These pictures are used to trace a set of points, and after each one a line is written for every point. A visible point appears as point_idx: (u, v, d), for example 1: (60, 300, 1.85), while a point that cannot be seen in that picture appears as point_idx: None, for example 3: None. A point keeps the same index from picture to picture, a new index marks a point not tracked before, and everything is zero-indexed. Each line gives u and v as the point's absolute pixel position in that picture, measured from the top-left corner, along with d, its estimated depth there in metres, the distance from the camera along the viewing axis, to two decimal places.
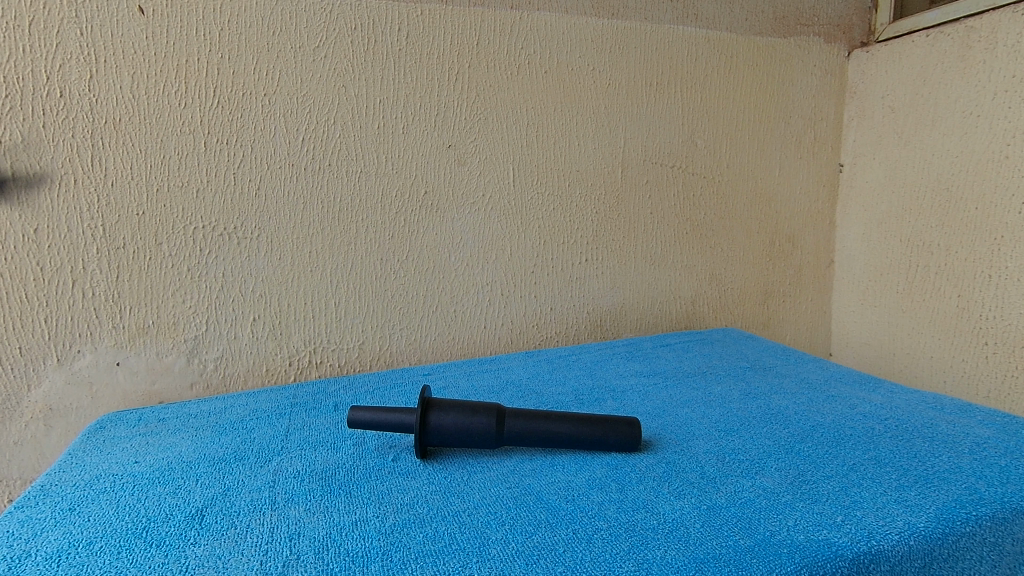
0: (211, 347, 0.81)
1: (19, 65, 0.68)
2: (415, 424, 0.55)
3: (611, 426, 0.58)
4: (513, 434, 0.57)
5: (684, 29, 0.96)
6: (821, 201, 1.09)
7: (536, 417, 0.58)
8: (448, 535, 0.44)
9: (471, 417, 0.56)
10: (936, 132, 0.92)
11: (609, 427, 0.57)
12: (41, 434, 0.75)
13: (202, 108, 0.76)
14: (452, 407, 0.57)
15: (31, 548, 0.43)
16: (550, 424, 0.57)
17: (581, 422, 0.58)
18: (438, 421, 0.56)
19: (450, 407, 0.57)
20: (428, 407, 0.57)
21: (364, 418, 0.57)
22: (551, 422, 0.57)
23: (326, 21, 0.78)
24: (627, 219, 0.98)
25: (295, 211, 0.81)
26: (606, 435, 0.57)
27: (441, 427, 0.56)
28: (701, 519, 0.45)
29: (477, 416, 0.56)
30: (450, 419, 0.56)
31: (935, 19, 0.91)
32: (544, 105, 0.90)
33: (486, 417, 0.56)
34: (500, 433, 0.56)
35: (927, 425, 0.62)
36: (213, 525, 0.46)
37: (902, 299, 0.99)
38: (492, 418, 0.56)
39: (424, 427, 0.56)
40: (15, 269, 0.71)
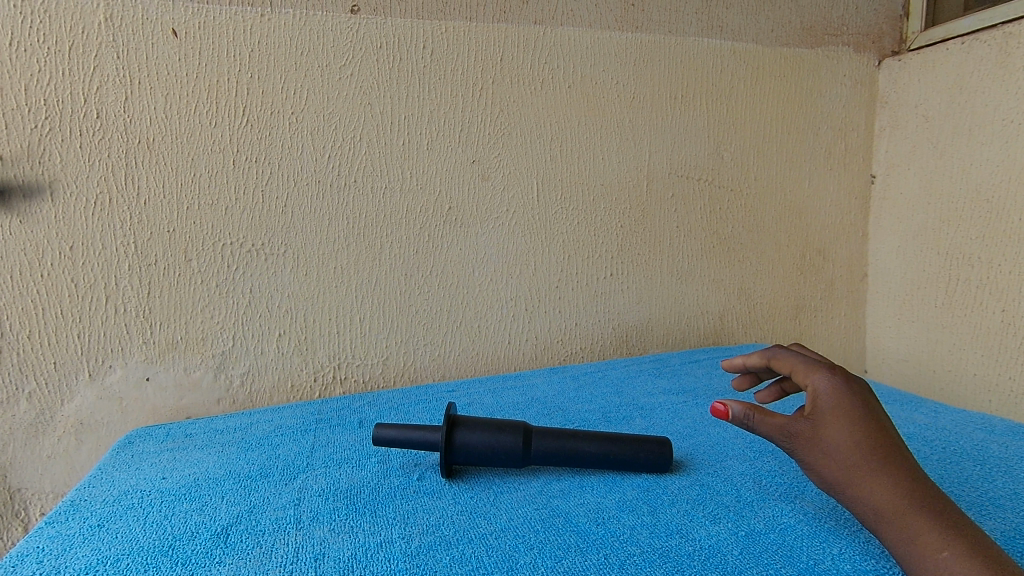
0: (238, 362, 0.81)
1: (59, 88, 0.70)
2: (440, 443, 0.54)
3: (642, 445, 0.56)
4: (540, 453, 0.56)
5: (710, 41, 0.95)
6: (853, 213, 1.06)
7: (563, 436, 0.56)
8: (476, 559, 0.43)
9: (498, 435, 0.55)
10: (974, 141, 0.89)
11: (639, 447, 0.56)
12: (73, 448, 0.76)
13: (233, 127, 0.77)
14: (479, 425, 0.56)
15: (60, 565, 0.43)
16: (578, 443, 0.56)
17: (610, 441, 0.56)
18: (464, 439, 0.55)
19: (476, 424, 0.56)
20: (454, 424, 0.56)
21: (389, 435, 0.56)
22: (580, 441, 0.56)
23: (352, 40, 0.79)
24: (652, 232, 0.96)
25: (321, 228, 0.81)
26: (637, 455, 0.55)
27: (467, 445, 0.55)
28: (739, 546, 0.44)
29: (504, 434, 0.55)
30: (476, 437, 0.55)
31: (971, 26, 0.89)
32: (568, 119, 0.90)
33: (513, 436, 0.55)
34: (527, 452, 0.55)
35: (976, 448, 0.59)
36: (239, 544, 0.46)
37: (941, 314, 0.96)
38: (519, 437, 0.55)
39: (450, 445, 0.55)
40: (51, 285, 0.73)
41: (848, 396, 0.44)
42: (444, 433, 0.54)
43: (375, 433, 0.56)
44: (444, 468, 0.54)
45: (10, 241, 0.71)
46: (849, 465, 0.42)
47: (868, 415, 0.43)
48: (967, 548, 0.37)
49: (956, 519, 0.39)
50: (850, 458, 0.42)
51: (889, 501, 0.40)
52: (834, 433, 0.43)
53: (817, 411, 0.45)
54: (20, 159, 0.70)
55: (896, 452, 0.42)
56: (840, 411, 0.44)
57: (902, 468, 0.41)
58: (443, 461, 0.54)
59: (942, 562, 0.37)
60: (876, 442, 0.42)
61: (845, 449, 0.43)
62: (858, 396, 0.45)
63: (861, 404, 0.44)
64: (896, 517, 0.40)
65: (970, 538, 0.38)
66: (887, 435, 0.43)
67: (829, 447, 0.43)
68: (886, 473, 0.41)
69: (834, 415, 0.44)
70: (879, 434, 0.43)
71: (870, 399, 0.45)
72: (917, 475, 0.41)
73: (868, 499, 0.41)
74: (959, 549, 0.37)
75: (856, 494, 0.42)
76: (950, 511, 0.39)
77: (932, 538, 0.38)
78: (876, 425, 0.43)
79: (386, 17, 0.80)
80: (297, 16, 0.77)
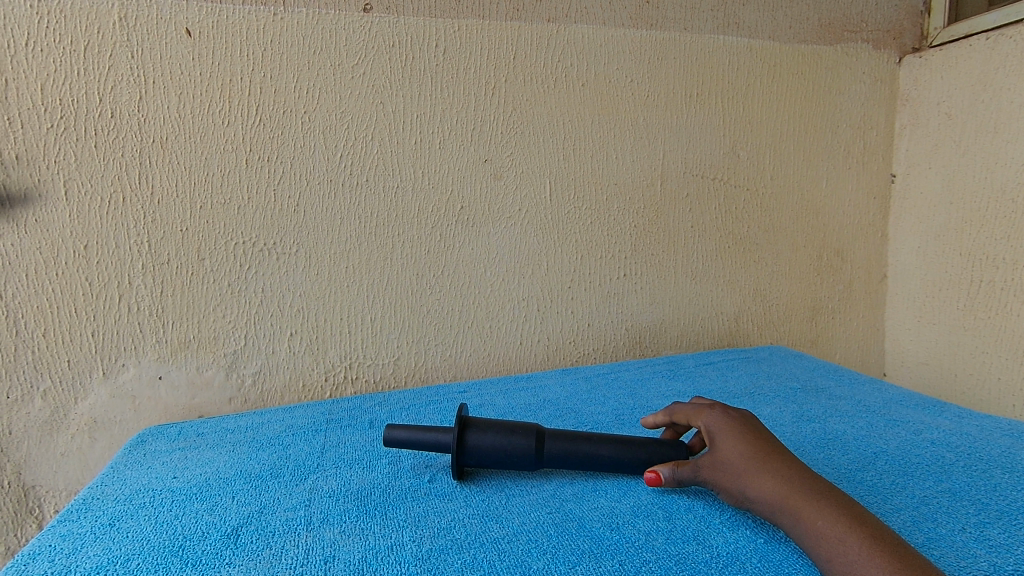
0: (250, 362, 0.81)
1: (74, 88, 0.71)
2: (452, 444, 0.54)
3: (656, 448, 0.55)
4: (553, 456, 0.55)
5: (726, 38, 0.93)
6: (872, 212, 1.04)
7: (576, 438, 0.55)
8: (488, 563, 0.42)
9: (510, 437, 0.54)
10: (998, 139, 0.87)
11: (654, 450, 0.55)
12: (86, 446, 0.76)
13: (246, 126, 0.77)
14: (491, 426, 0.55)
15: (71, 564, 0.43)
16: (591, 446, 0.55)
17: (625, 444, 0.55)
18: (476, 440, 0.54)
19: (488, 426, 0.55)
20: (466, 425, 0.55)
21: (400, 436, 0.56)
22: (593, 443, 0.55)
23: (365, 39, 0.79)
24: (667, 232, 0.95)
25: (333, 226, 0.81)
26: (651, 458, 0.54)
27: (478, 447, 0.54)
28: (759, 554, 0.43)
29: (516, 437, 0.54)
30: (488, 439, 0.54)
31: (995, 21, 0.87)
32: (581, 118, 0.89)
33: (525, 438, 0.54)
34: (540, 454, 0.54)
35: (1003, 455, 0.57)
36: (249, 545, 0.45)
37: (964, 317, 0.93)
38: (531, 439, 0.54)
39: (462, 447, 0.54)
40: (66, 284, 0.73)
41: (730, 420, 0.51)
42: (456, 434, 0.54)
43: (386, 433, 0.56)
44: (455, 469, 0.54)
45: (26, 240, 0.71)
46: (737, 470, 0.47)
47: (747, 429, 0.50)
48: (838, 511, 0.41)
49: (830, 492, 0.43)
50: (738, 463, 0.47)
51: (774, 490, 0.44)
52: (724, 446, 0.49)
53: (710, 436, 0.51)
54: (35, 158, 0.71)
55: (774, 450, 0.47)
56: (725, 431, 0.50)
57: (780, 461, 0.46)
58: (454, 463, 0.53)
59: (820, 528, 0.41)
60: (757, 447, 0.48)
61: (734, 458, 0.48)
62: (738, 419, 0.51)
63: (740, 423, 0.50)
64: (780, 501, 0.44)
65: (840, 504, 0.42)
66: (766, 440, 0.49)
67: (722, 458, 0.48)
68: (768, 466, 0.46)
69: (723, 434, 0.50)
70: (759, 440, 0.48)
71: (751, 421, 0.52)
72: (794, 465, 0.46)
73: (757, 493, 0.45)
74: (831, 513, 0.41)
75: (748, 491, 0.46)
76: (823, 488, 0.44)
77: (810, 510, 0.42)
78: (756, 435, 0.49)
79: (399, 16, 0.80)
80: (310, 15, 0.77)
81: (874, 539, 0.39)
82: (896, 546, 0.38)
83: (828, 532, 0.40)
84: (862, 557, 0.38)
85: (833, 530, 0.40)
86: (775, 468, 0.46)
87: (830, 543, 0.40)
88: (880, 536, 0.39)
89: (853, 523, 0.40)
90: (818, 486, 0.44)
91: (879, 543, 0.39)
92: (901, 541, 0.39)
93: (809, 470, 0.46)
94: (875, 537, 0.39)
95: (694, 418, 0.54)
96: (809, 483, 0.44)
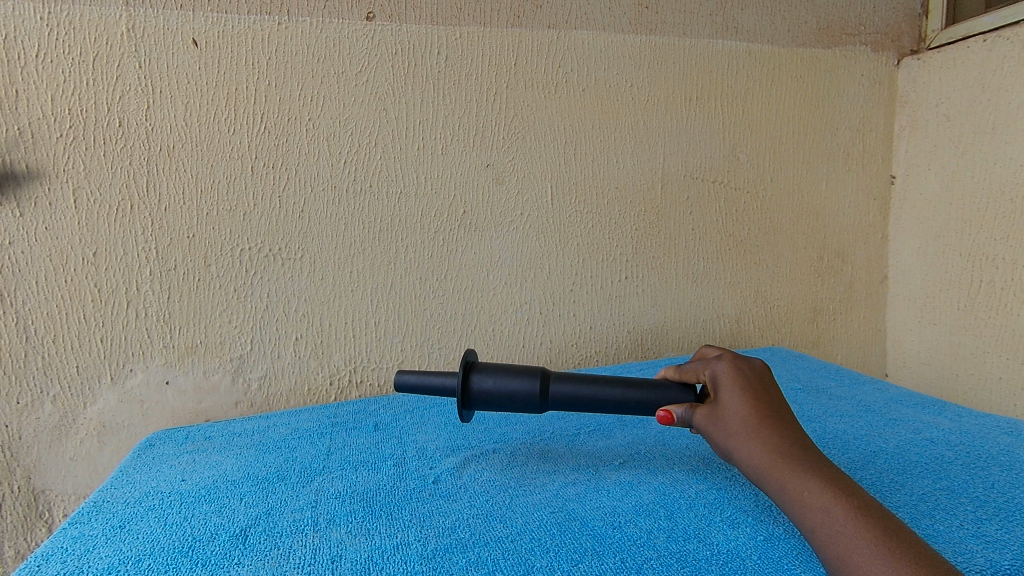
0: (256, 366, 0.82)
1: (83, 98, 0.72)
2: (457, 388, 0.54)
3: (664, 392, 0.55)
4: (559, 398, 0.55)
5: (725, 42, 0.94)
6: (872, 214, 1.05)
7: (583, 381, 0.56)
8: (492, 561, 0.43)
9: (515, 380, 0.54)
10: (997, 139, 0.87)
11: (663, 393, 0.55)
12: (95, 451, 0.77)
13: (251, 134, 0.78)
14: (496, 370, 0.55)
15: (83, 565, 0.44)
16: (598, 389, 0.56)
17: (632, 387, 0.56)
18: (481, 385, 0.55)
19: (493, 370, 0.55)
20: (472, 368, 0.56)
21: (408, 381, 0.57)
22: (600, 386, 0.56)
23: (368, 48, 0.80)
24: (668, 235, 0.96)
25: (337, 232, 0.82)
26: (659, 401, 0.55)
27: (483, 391, 0.54)
28: (759, 551, 0.43)
29: (521, 379, 0.54)
30: (493, 382, 0.54)
31: (993, 23, 0.87)
32: (582, 122, 0.90)
33: (531, 380, 0.54)
34: (546, 397, 0.55)
35: (1003, 453, 0.58)
36: (257, 545, 0.46)
37: (965, 317, 0.94)
38: (538, 382, 0.54)
39: (467, 391, 0.54)
40: (75, 290, 0.75)
41: (737, 375, 0.52)
42: (460, 378, 0.54)
43: (395, 379, 0.58)
44: (461, 412, 0.54)
45: (35, 248, 0.73)
46: (731, 432, 0.48)
47: (749, 387, 0.50)
48: (824, 482, 0.42)
49: (820, 464, 0.44)
50: (733, 424, 0.49)
51: (764, 457, 0.46)
52: (723, 403, 0.50)
53: (715, 388, 0.52)
54: (45, 167, 0.72)
55: (771, 414, 0.48)
56: (728, 386, 0.51)
57: (773, 426, 0.47)
58: (459, 406, 0.54)
59: (805, 498, 0.42)
60: (754, 409, 0.48)
61: (730, 418, 0.49)
62: (746, 375, 0.52)
63: (746, 379, 0.51)
64: (767, 468, 0.45)
65: (828, 475, 0.43)
66: (766, 402, 0.49)
67: (718, 416, 0.50)
68: (760, 433, 0.47)
69: (727, 388, 0.51)
70: (758, 402, 0.49)
71: (759, 377, 0.52)
72: (788, 433, 0.47)
73: (746, 457, 0.47)
74: (817, 484, 0.42)
75: (738, 454, 0.47)
76: (814, 459, 0.45)
77: (798, 480, 0.43)
78: (756, 396, 0.50)
79: (402, 24, 0.81)
80: (314, 24, 0.78)
81: (858, 509, 0.40)
82: (880, 517, 0.39)
83: (813, 502, 0.41)
84: (846, 528, 0.39)
85: (818, 500, 0.41)
86: (767, 433, 0.47)
87: (815, 513, 0.41)
88: (866, 507, 0.40)
89: (840, 494, 0.41)
90: (809, 456, 0.45)
91: (865, 515, 0.39)
92: (887, 512, 0.40)
93: (802, 438, 0.47)
94: (860, 507, 0.40)
95: (703, 370, 0.55)
96: (800, 454, 0.45)
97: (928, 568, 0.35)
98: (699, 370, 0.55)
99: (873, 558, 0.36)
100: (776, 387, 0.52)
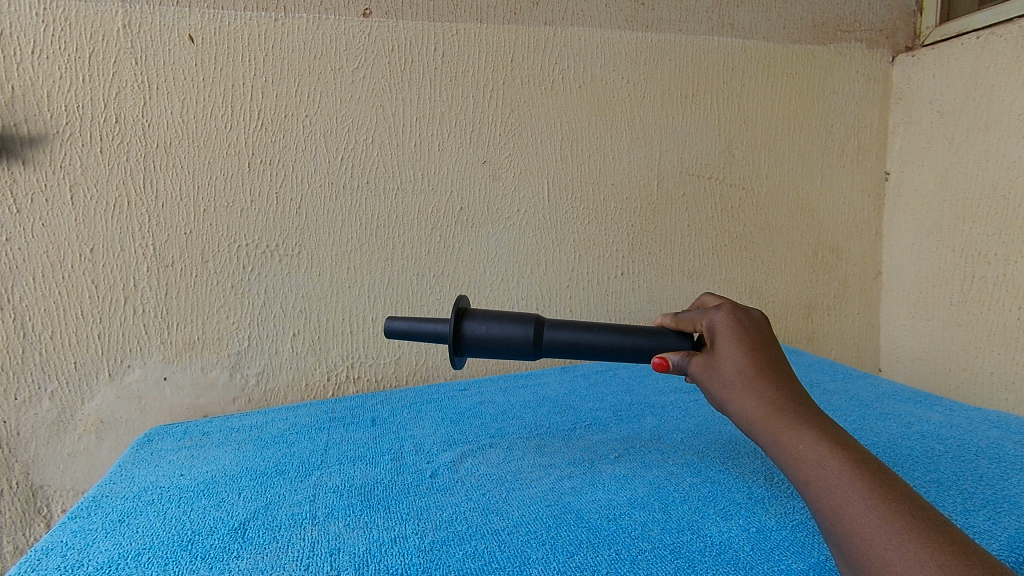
0: (253, 362, 0.82)
1: (79, 94, 0.72)
2: (449, 334, 0.54)
3: (660, 338, 0.55)
4: (553, 344, 0.55)
5: (721, 39, 0.95)
6: (867, 210, 1.05)
7: (578, 328, 0.56)
8: (488, 554, 0.43)
9: (507, 326, 0.54)
10: (989, 137, 0.88)
11: (659, 339, 0.55)
12: (93, 447, 0.78)
13: (247, 130, 0.78)
14: (488, 316, 0.55)
15: (83, 558, 0.45)
16: (593, 335, 0.56)
17: (628, 333, 0.55)
18: (473, 331, 0.54)
19: (485, 316, 0.55)
20: (464, 315, 0.56)
21: (401, 327, 0.58)
22: (595, 333, 0.56)
23: (364, 44, 0.80)
24: (663, 230, 0.96)
25: (334, 229, 0.82)
26: (655, 347, 0.55)
27: (476, 337, 0.54)
28: (751, 543, 0.44)
29: (513, 325, 0.54)
30: (485, 329, 0.54)
31: (986, 20, 0.88)
32: (578, 119, 0.90)
33: (524, 327, 0.54)
34: (540, 343, 0.55)
35: (992, 446, 0.59)
36: (256, 539, 0.47)
37: (957, 312, 0.95)
38: (531, 328, 0.54)
39: (459, 337, 0.54)
40: (72, 287, 0.75)
41: (735, 326, 0.50)
42: (452, 324, 0.54)
43: (388, 325, 0.58)
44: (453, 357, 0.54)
45: (32, 245, 0.73)
46: (726, 383, 0.47)
47: (747, 339, 0.48)
48: (819, 436, 0.41)
49: (816, 418, 0.43)
50: (728, 375, 0.47)
51: (759, 411, 0.45)
52: (719, 354, 0.49)
53: (711, 337, 0.50)
54: (41, 163, 0.72)
55: (768, 366, 0.47)
56: (726, 337, 0.49)
57: (769, 379, 0.46)
58: (451, 352, 0.54)
59: (800, 451, 0.41)
60: (751, 361, 0.47)
61: (726, 369, 0.48)
62: (745, 326, 0.50)
63: (744, 329, 0.49)
64: (761, 420, 0.44)
65: (825, 429, 0.42)
66: (764, 354, 0.48)
67: (713, 366, 0.49)
68: (756, 386, 0.46)
69: (724, 338, 0.49)
70: (755, 353, 0.48)
71: (759, 329, 0.50)
72: (785, 386, 0.45)
73: (741, 409, 0.46)
74: (813, 438, 0.41)
75: (732, 406, 0.47)
76: (810, 413, 0.44)
77: (792, 434, 0.42)
78: (754, 347, 0.48)
79: (398, 21, 0.81)
80: (311, 20, 0.78)
81: (854, 463, 0.39)
82: (875, 470, 0.38)
83: (808, 455, 0.40)
84: (841, 481, 0.38)
85: (813, 453, 0.40)
86: (763, 386, 0.45)
87: (810, 466, 0.40)
88: (861, 460, 0.39)
89: (835, 448, 0.40)
90: (805, 410, 0.44)
91: (861, 468, 0.38)
92: (883, 465, 0.39)
93: (798, 391, 0.46)
94: (855, 460, 0.39)
95: (700, 319, 0.52)
96: (796, 408, 0.44)
97: (923, 521, 0.34)
98: (696, 318, 0.53)
99: (866, 511, 0.36)
100: (775, 339, 0.50)
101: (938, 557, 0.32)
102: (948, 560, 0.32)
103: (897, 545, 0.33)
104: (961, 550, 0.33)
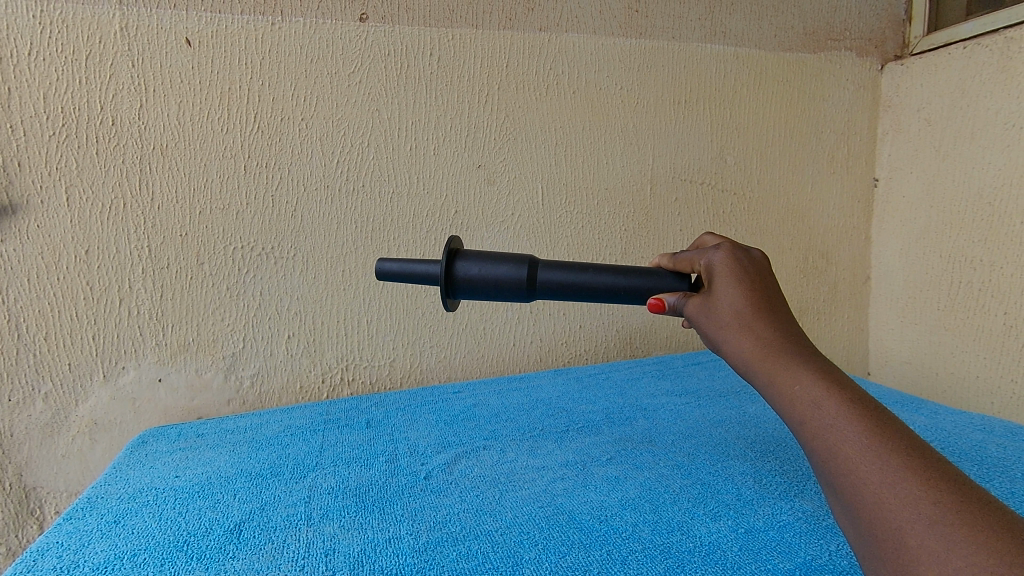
0: (248, 364, 0.83)
1: (75, 96, 0.72)
2: (441, 275, 0.53)
3: (656, 279, 0.54)
4: (546, 285, 0.54)
5: (713, 47, 0.96)
6: (856, 216, 1.07)
7: (573, 269, 0.55)
8: (482, 554, 0.44)
9: (500, 266, 0.52)
10: (975, 145, 0.90)
11: (656, 280, 0.54)
12: (86, 448, 0.78)
13: (243, 134, 0.79)
14: (480, 257, 0.53)
15: (79, 558, 0.45)
16: (588, 276, 0.55)
17: (623, 274, 0.55)
18: (466, 272, 0.53)
19: (478, 256, 0.53)
20: (456, 256, 0.54)
21: (391, 269, 0.56)
22: (591, 274, 0.55)
23: (361, 48, 0.81)
24: (656, 235, 0.97)
25: (330, 232, 0.83)
26: (652, 288, 0.54)
27: (468, 278, 0.53)
28: (739, 543, 0.45)
29: (507, 265, 0.52)
30: (477, 270, 0.52)
31: (973, 30, 0.90)
32: (573, 124, 0.91)
33: (517, 268, 0.52)
34: (533, 284, 0.53)
35: (975, 449, 0.60)
36: (251, 540, 0.47)
37: (944, 317, 0.96)
38: (525, 269, 0.53)
39: (451, 278, 0.53)
40: (67, 288, 0.75)
41: (734, 265, 0.48)
42: (444, 266, 0.52)
43: (378, 268, 0.57)
44: (445, 299, 0.53)
45: (27, 246, 0.73)
46: (721, 323, 0.47)
47: (746, 279, 0.47)
48: (815, 376, 0.41)
49: (814, 359, 0.43)
50: (725, 317, 0.46)
51: (755, 352, 0.44)
52: (716, 293, 0.48)
53: (709, 277, 0.49)
54: (37, 165, 0.72)
55: (766, 305, 0.46)
56: (723, 276, 0.48)
57: (767, 319, 0.45)
58: (443, 294, 0.53)
59: (795, 393, 0.40)
60: (750, 302, 0.46)
61: (723, 310, 0.47)
62: (743, 266, 0.48)
63: (744, 269, 0.48)
64: (756, 359, 0.44)
65: (822, 369, 0.41)
66: (762, 294, 0.47)
67: (710, 307, 0.48)
68: (754, 327, 0.45)
69: (722, 277, 0.48)
70: (754, 293, 0.46)
71: (759, 269, 0.49)
72: (783, 327, 0.45)
73: (736, 350, 0.45)
74: (810, 377, 0.41)
75: (727, 346, 0.46)
76: (807, 354, 0.43)
77: (788, 375, 0.42)
78: (753, 287, 0.47)
79: (394, 25, 0.82)
80: (307, 25, 0.79)
81: (850, 403, 0.38)
82: (873, 409, 0.37)
83: (803, 396, 0.40)
84: (838, 421, 0.37)
85: (809, 393, 0.40)
86: (758, 327, 0.45)
87: (805, 407, 0.39)
88: (858, 400, 0.38)
89: (833, 388, 0.39)
90: (801, 350, 0.43)
91: (857, 407, 0.38)
92: (881, 405, 0.38)
93: (795, 331, 0.45)
94: (852, 400, 0.38)
95: (699, 259, 0.52)
96: (794, 349, 0.43)
97: (920, 460, 0.34)
98: (695, 259, 0.52)
99: (863, 451, 0.35)
100: (774, 279, 0.49)
101: (934, 496, 0.32)
102: (944, 498, 0.32)
103: (893, 486, 0.33)
104: (957, 488, 0.32)
